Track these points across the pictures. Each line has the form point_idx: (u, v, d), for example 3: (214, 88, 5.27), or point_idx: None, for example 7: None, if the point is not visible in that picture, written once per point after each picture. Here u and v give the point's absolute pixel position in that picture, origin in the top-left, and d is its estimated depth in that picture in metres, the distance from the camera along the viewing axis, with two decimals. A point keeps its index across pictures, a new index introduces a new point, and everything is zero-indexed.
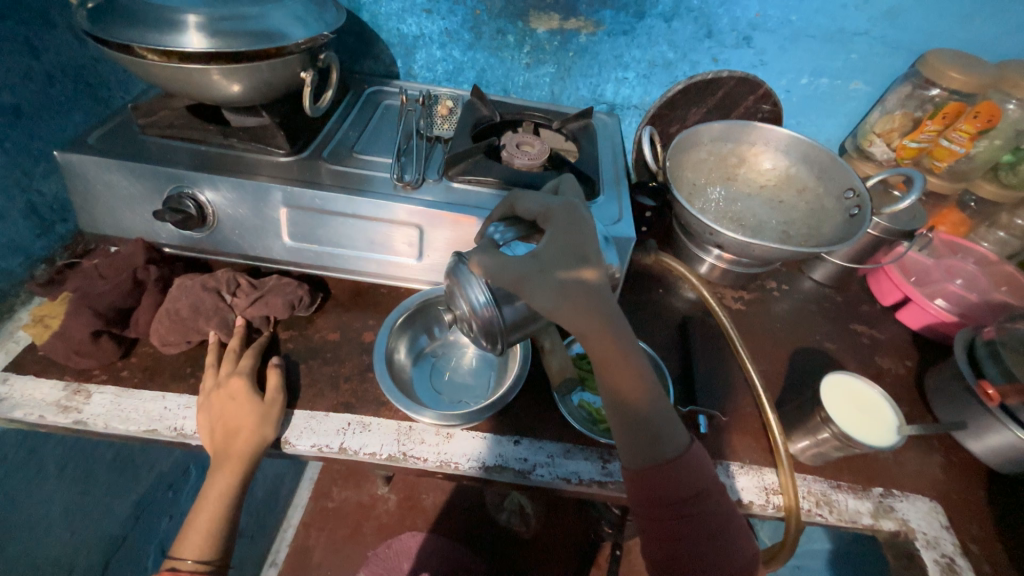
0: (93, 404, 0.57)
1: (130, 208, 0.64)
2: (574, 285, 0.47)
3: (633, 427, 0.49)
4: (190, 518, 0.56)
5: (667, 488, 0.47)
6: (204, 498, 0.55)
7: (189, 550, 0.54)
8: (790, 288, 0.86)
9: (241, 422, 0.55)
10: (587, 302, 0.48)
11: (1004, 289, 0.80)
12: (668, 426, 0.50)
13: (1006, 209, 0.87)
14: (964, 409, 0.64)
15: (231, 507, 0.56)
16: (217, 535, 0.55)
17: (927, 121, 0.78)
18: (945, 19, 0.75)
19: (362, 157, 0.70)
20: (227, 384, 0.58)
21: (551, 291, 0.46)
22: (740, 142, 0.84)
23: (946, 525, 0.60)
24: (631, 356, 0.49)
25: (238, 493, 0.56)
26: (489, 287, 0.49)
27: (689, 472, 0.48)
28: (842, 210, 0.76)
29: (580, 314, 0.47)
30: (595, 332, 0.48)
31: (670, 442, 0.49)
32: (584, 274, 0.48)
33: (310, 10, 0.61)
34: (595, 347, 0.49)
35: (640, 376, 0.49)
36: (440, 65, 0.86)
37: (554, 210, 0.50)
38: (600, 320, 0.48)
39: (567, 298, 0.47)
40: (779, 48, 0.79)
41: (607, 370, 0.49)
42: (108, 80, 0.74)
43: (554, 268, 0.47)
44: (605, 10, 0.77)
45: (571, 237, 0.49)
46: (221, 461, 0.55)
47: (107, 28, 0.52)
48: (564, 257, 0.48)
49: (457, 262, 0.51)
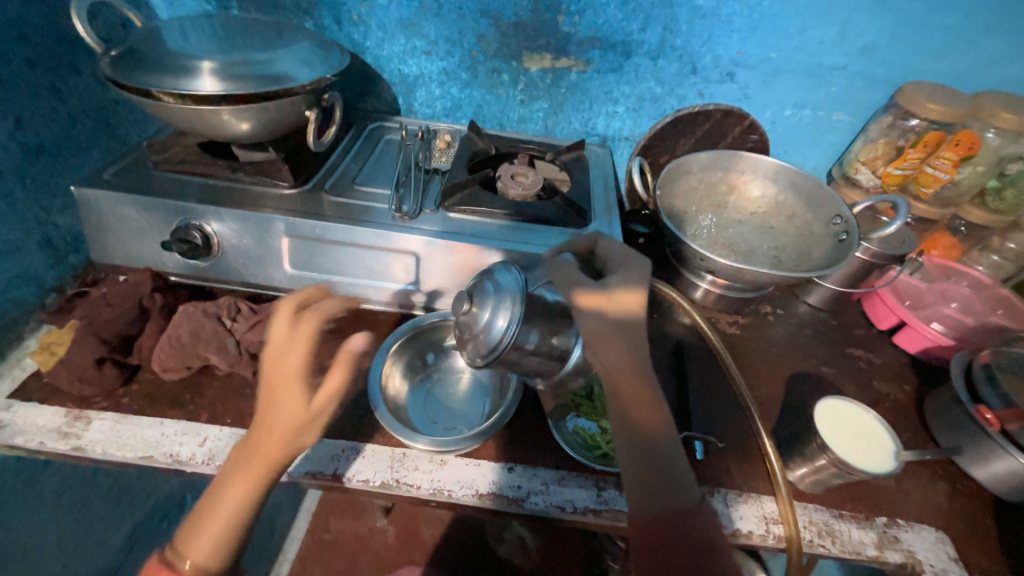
0: (92, 430, 0.58)
1: (140, 239, 0.67)
2: (616, 315, 0.52)
3: (647, 464, 0.49)
4: (198, 515, 0.50)
5: (675, 532, 0.46)
6: (216, 497, 0.51)
7: (193, 554, 0.48)
8: (785, 312, 0.86)
9: (290, 416, 0.54)
10: (634, 329, 0.53)
11: (1001, 313, 0.80)
12: (680, 473, 0.49)
13: (996, 233, 0.88)
14: (965, 435, 0.63)
15: (247, 514, 0.51)
16: (227, 544, 0.50)
17: (908, 149, 0.80)
18: (919, 54, 0.78)
19: (363, 188, 0.73)
20: (279, 362, 0.57)
21: (606, 311, 0.52)
22: (729, 171, 0.86)
23: (954, 557, 0.58)
24: (650, 393, 0.52)
25: (257, 499, 0.51)
26: (519, 324, 0.51)
27: (693, 521, 0.47)
28: (830, 235, 0.77)
29: (625, 337, 0.52)
30: (632, 360, 0.52)
31: (684, 488, 0.48)
32: (638, 305, 0.53)
33: (316, 55, 0.66)
34: (626, 374, 0.51)
35: (657, 414, 0.51)
36: (438, 102, 0.90)
37: (623, 256, 0.56)
38: (635, 349, 0.52)
39: (607, 325, 0.52)
40: (762, 82, 0.83)
41: (626, 402, 0.51)
42: (125, 120, 0.78)
43: (606, 293, 0.52)
44: (594, 50, 0.81)
45: (633, 275, 0.54)
46: (251, 457, 0.52)
47: (128, 74, 0.56)
48: (630, 285, 0.53)
49: (513, 281, 0.53)
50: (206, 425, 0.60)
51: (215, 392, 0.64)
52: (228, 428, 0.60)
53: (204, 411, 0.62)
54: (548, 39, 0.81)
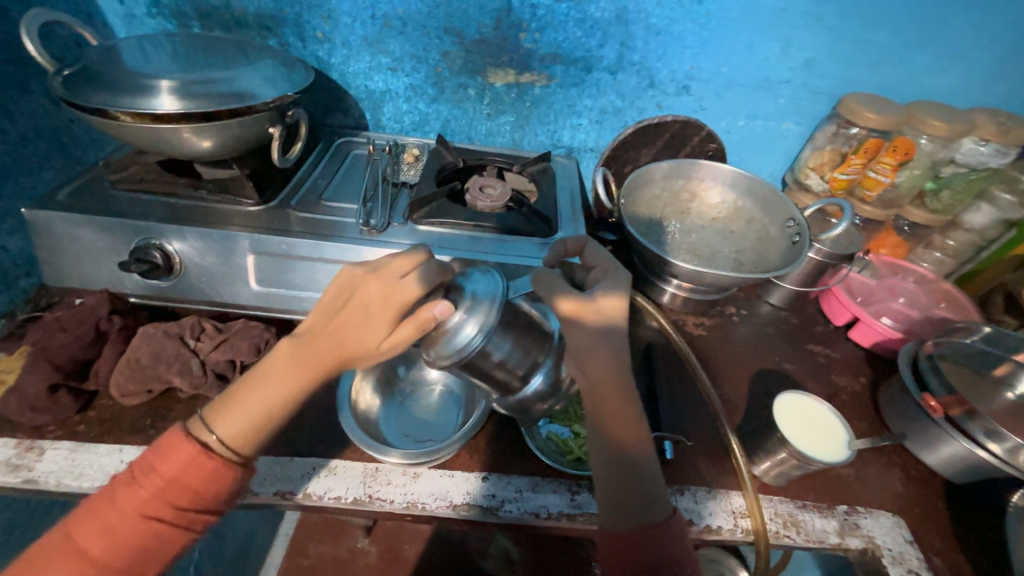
0: (45, 461, 0.56)
1: (97, 260, 0.65)
2: (603, 329, 0.53)
3: (624, 481, 0.50)
4: (237, 395, 0.48)
5: (648, 548, 0.47)
6: (256, 392, 0.48)
7: (227, 437, 0.47)
8: (748, 312, 0.90)
9: (364, 341, 0.50)
10: (620, 336, 0.54)
11: (944, 305, 0.85)
12: (654, 490, 0.50)
13: (936, 232, 0.95)
14: (915, 422, 0.67)
15: (285, 417, 0.49)
16: (259, 439, 0.48)
17: (852, 155, 0.85)
18: (856, 68, 0.84)
19: (330, 204, 0.73)
20: (370, 278, 0.50)
21: (592, 321, 0.53)
22: (689, 179, 0.90)
23: (910, 540, 0.60)
24: (631, 408, 0.52)
25: (296, 403, 0.50)
26: (485, 336, 0.49)
27: (664, 539, 0.47)
28: (785, 237, 0.82)
29: (610, 344, 0.53)
30: (615, 369, 0.53)
31: (659, 502, 0.49)
32: (623, 310, 0.55)
33: (279, 72, 0.66)
34: (608, 385, 0.52)
35: (636, 433, 0.52)
36: (406, 116, 0.92)
37: (606, 264, 0.59)
38: (617, 359, 0.53)
39: (595, 338, 0.53)
40: (715, 94, 0.87)
41: (605, 413, 0.52)
42: (81, 139, 0.77)
43: (592, 306, 0.54)
44: (556, 66, 0.84)
45: (615, 283, 0.57)
46: (305, 363, 0.49)
47: (83, 94, 0.55)
48: (618, 290, 0.56)
49: (492, 292, 0.51)
50: None
51: (179, 415, 0.62)
52: None
53: None
54: (511, 55, 0.83)
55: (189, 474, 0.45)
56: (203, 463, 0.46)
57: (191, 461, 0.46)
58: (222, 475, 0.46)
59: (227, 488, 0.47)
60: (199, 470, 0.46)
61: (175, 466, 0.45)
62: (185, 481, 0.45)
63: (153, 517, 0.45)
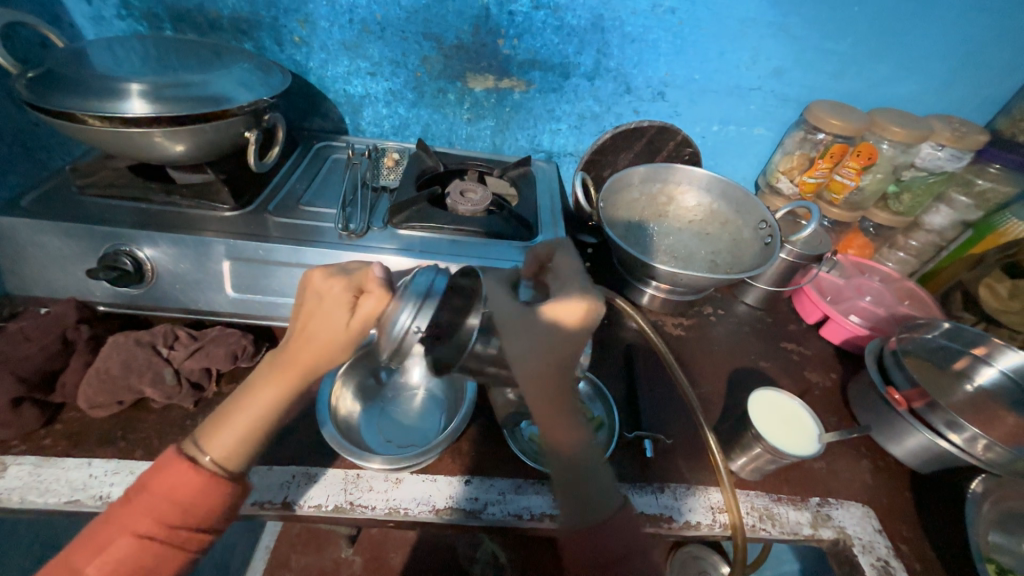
0: (7, 477, 0.53)
1: (63, 268, 0.63)
2: (543, 331, 0.49)
3: (570, 480, 0.50)
4: (224, 410, 0.48)
5: (601, 541, 0.48)
6: (239, 402, 0.48)
7: (214, 454, 0.47)
8: (725, 312, 0.92)
9: (330, 336, 0.46)
10: (575, 339, 0.51)
11: (908, 303, 0.89)
12: (600, 489, 0.51)
13: (900, 232, 1.00)
14: (882, 416, 0.70)
15: (272, 425, 0.48)
16: (248, 451, 0.48)
17: (818, 160, 0.89)
18: (821, 76, 0.87)
19: (309, 208, 0.72)
20: (323, 274, 0.46)
21: (531, 323, 0.49)
22: (666, 182, 0.92)
23: (878, 529, 0.63)
24: (570, 411, 0.51)
25: (284, 407, 0.48)
26: (423, 319, 0.43)
27: (619, 533, 0.49)
28: (758, 239, 0.84)
29: (564, 350, 0.50)
30: (566, 376, 0.51)
31: (614, 497, 0.51)
32: (580, 313, 0.50)
33: (255, 76, 0.66)
34: (561, 394, 0.51)
35: (575, 435, 0.51)
36: (386, 121, 0.91)
37: (563, 264, 0.55)
38: (568, 365, 0.51)
39: (538, 339, 0.49)
40: (689, 100, 0.90)
41: (546, 421, 0.51)
42: (47, 143, 0.74)
43: (533, 310, 0.49)
44: (534, 71, 0.85)
45: (568, 283, 0.52)
46: (279, 367, 0.47)
47: (49, 98, 0.54)
48: (580, 294, 0.51)
49: (428, 275, 0.46)
50: (140, 462, 0.57)
51: (151, 426, 0.61)
52: None
53: (139, 447, 0.58)
54: (490, 61, 0.84)
55: (180, 492, 0.45)
56: (189, 476, 0.46)
57: (182, 477, 0.46)
58: (212, 490, 0.46)
59: (218, 504, 0.47)
60: (187, 486, 0.45)
61: (166, 484, 0.45)
62: (175, 499, 0.45)
63: (147, 535, 0.44)
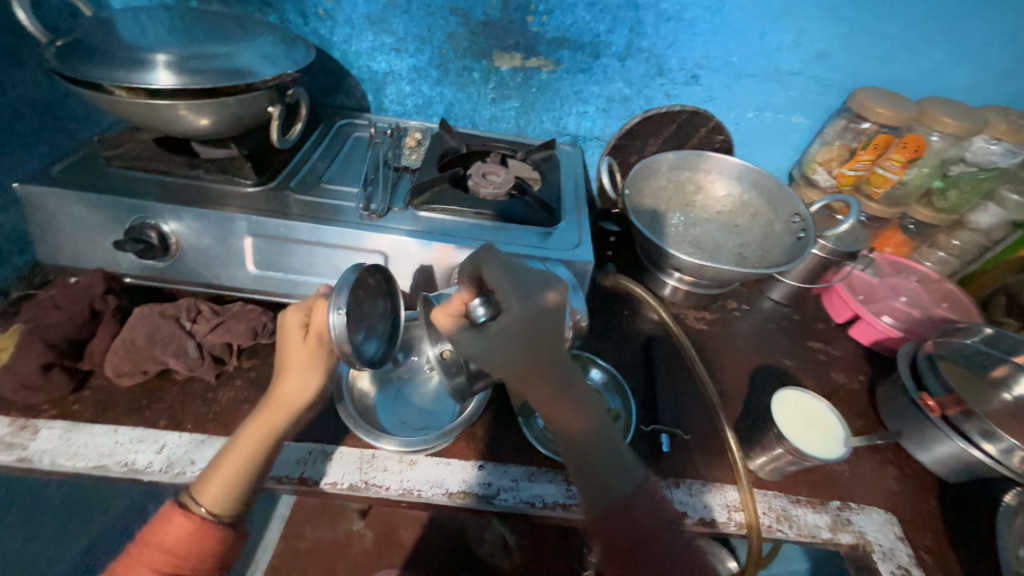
0: (39, 440, 0.55)
1: (92, 239, 0.64)
2: (508, 345, 0.47)
3: (585, 465, 0.50)
4: (214, 461, 0.52)
5: (625, 523, 0.48)
6: (228, 446, 0.52)
7: (206, 499, 0.50)
8: (749, 307, 0.89)
9: (298, 358, 0.53)
10: (536, 337, 0.48)
11: (945, 305, 0.85)
12: (616, 468, 0.50)
13: (942, 231, 0.94)
14: (912, 421, 0.67)
15: (259, 462, 0.52)
16: (237, 492, 0.51)
17: (860, 150, 0.84)
18: (869, 60, 0.82)
19: (330, 187, 0.72)
20: (285, 314, 0.55)
21: (489, 346, 0.47)
22: (695, 170, 0.89)
23: (900, 536, 0.61)
24: (568, 400, 0.50)
25: (269, 442, 0.52)
26: (338, 308, 0.49)
27: (642, 510, 0.49)
28: (789, 233, 0.81)
29: (526, 352, 0.47)
30: (554, 367, 0.49)
31: (632, 476, 0.50)
32: (521, 313, 0.47)
33: (279, 49, 0.64)
34: (554, 389, 0.49)
35: (580, 420, 0.50)
36: (409, 99, 0.90)
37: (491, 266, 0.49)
38: (552, 354, 0.49)
39: (506, 356, 0.47)
40: (725, 85, 0.86)
41: (549, 415, 0.50)
42: (76, 114, 0.74)
43: (490, 331, 0.47)
44: (563, 50, 0.82)
45: (505, 284, 0.48)
46: (263, 405, 0.53)
47: (76, 66, 0.54)
48: (514, 291, 0.48)
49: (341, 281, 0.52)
50: (164, 432, 0.58)
51: (175, 397, 0.62)
52: (188, 434, 0.58)
53: (164, 416, 0.60)
54: (517, 38, 0.81)
55: (172, 539, 0.48)
56: (184, 522, 0.49)
57: (176, 524, 0.49)
58: (202, 533, 0.49)
59: (210, 546, 0.49)
60: (179, 531, 0.49)
61: (159, 533, 0.49)
62: (166, 546, 0.48)
63: None
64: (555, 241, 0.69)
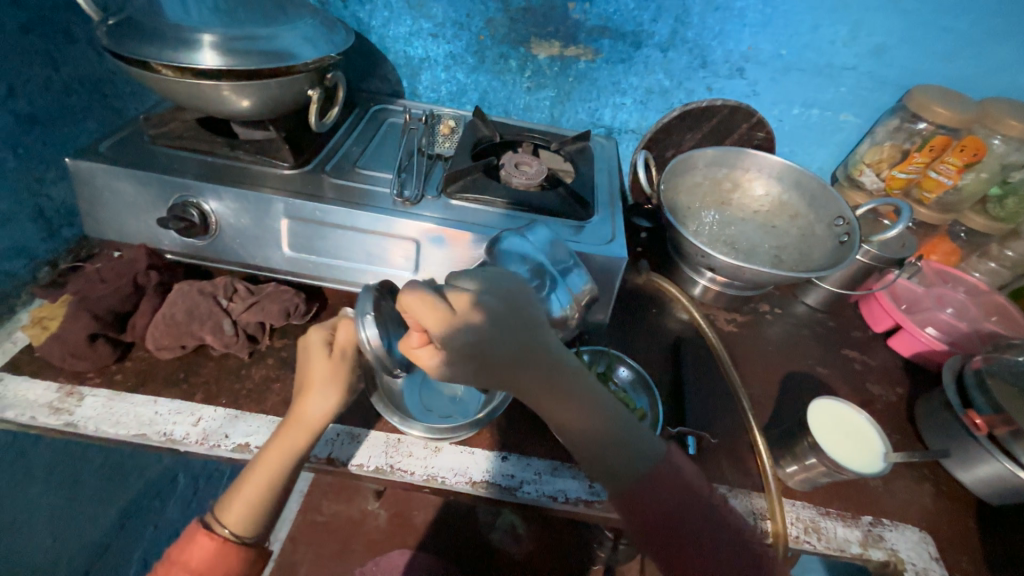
0: (84, 406, 0.58)
1: (136, 215, 0.66)
2: (469, 365, 0.44)
3: (596, 457, 0.47)
4: (236, 482, 0.49)
5: (650, 502, 0.46)
6: (248, 468, 0.50)
7: (229, 521, 0.48)
8: (783, 311, 0.87)
9: (316, 376, 0.51)
10: (490, 352, 0.44)
11: (994, 319, 0.81)
12: (631, 452, 0.47)
13: (995, 241, 0.90)
14: (954, 438, 0.64)
15: (281, 485, 0.49)
16: (259, 513, 0.49)
17: (914, 153, 0.82)
18: (929, 57, 0.78)
19: (364, 172, 0.72)
20: (306, 334, 0.54)
21: (453, 369, 0.44)
22: (734, 168, 0.86)
23: (935, 557, 0.59)
24: (561, 397, 0.46)
25: (291, 464, 0.50)
26: (369, 322, 0.48)
27: (663, 489, 0.46)
28: (832, 237, 0.78)
29: (482, 369, 0.45)
30: (531, 370, 0.45)
31: (651, 451, 0.47)
32: (458, 344, 0.43)
33: (320, 32, 0.64)
34: (539, 389, 0.46)
35: (583, 412, 0.46)
36: (443, 86, 0.89)
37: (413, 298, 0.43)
38: (525, 353, 0.45)
39: (478, 370, 0.45)
40: (771, 79, 0.82)
41: (550, 416, 0.47)
42: (122, 92, 0.76)
43: (447, 358, 0.44)
44: (603, 39, 0.80)
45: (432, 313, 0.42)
46: (283, 426, 0.51)
47: (128, 44, 0.55)
48: (441, 320, 0.42)
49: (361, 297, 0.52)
50: (200, 405, 0.60)
51: (211, 371, 0.64)
52: (223, 409, 0.60)
53: (200, 390, 0.61)
54: (557, 26, 0.80)
55: (198, 559, 0.47)
56: (208, 543, 0.48)
57: (200, 545, 0.48)
58: (227, 555, 0.48)
59: (232, 567, 0.48)
60: (204, 553, 0.47)
61: (185, 553, 0.48)
62: (191, 567, 0.47)
63: None
64: (587, 236, 0.67)
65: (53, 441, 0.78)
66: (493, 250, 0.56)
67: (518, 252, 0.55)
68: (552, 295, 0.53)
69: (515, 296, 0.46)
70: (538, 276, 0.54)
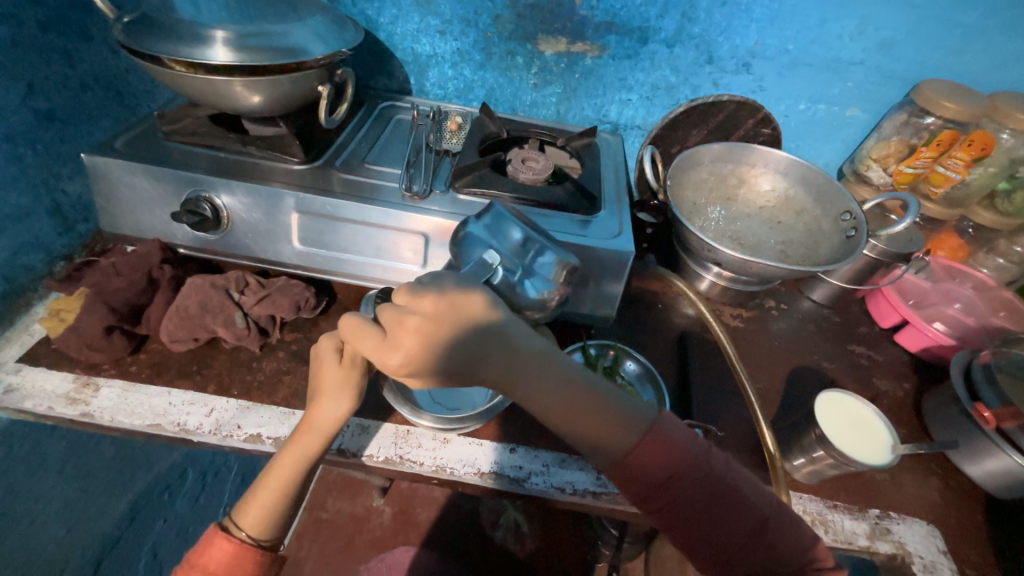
0: (100, 397, 0.59)
1: (150, 209, 0.67)
2: (430, 374, 0.43)
3: (581, 439, 0.44)
4: (252, 487, 0.50)
5: (643, 467, 0.44)
6: (261, 476, 0.50)
7: (245, 524, 0.49)
8: (789, 307, 0.87)
9: (320, 387, 0.50)
10: (439, 361, 0.43)
11: (1002, 315, 0.81)
12: (619, 423, 0.44)
13: (1003, 236, 0.90)
14: (961, 432, 0.65)
15: (296, 489, 0.50)
16: (274, 517, 0.49)
17: (921, 147, 0.81)
18: (936, 51, 0.78)
19: (373, 167, 0.73)
20: (317, 342, 0.52)
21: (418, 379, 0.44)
22: (739, 164, 0.86)
23: (943, 550, 0.59)
24: (532, 387, 0.44)
25: (303, 472, 0.50)
26: None
27: (656, 455, 0.44)
28: (838, 231, 0.78)
29: (442, 376, 0.44)
30: (489, 365, 0.43)
31: (638, 418, 0.45)
32: (396, 367, 0.42)
33: (330, 30, 0.65)
34: (507, 380, 0.44)
35: (560, 396, 0.44)
36: (451, 83, 0.90)
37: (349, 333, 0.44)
38: (475, 352, 0.43)
39: (443, 376, 0.44)
40: (778, 74, 0.82)
41: (529, 409, 0.44)
42: (136, 90, 0.77)
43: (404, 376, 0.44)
44: (610, 35, 0.80)
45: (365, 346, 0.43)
46: (296, 432, 0.51)
47: (143, 40, 0.56)
48: (373, 348, 0.43)
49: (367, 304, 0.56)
50: (213, 397, 0.61)
51: (223, 363, 0.65)
52: (235, 400, 0.61)
53: (212, 382, 0.63)
54: (565, 22, 0.80)
55: (216, 561, 0.48)
56: (226, 547, 0.49)
57: (219, 548, 0.49)
58: (244, 558, 0.49)
59: (248, 570, 0.49)
60: (223, 556, 0.48)
61: (203, 556, 0.49)
62: (210, 569, 0.48)
63: None
64: (595, 229, 0.67)
65: (65, 434, 0.80)
66: (459, 237, 0.52)
67: (480, 240, 0.50)
68: (527, 283, 0.48)
69: (456, 294, 0.43)
70: (504, 267, 0.48)
